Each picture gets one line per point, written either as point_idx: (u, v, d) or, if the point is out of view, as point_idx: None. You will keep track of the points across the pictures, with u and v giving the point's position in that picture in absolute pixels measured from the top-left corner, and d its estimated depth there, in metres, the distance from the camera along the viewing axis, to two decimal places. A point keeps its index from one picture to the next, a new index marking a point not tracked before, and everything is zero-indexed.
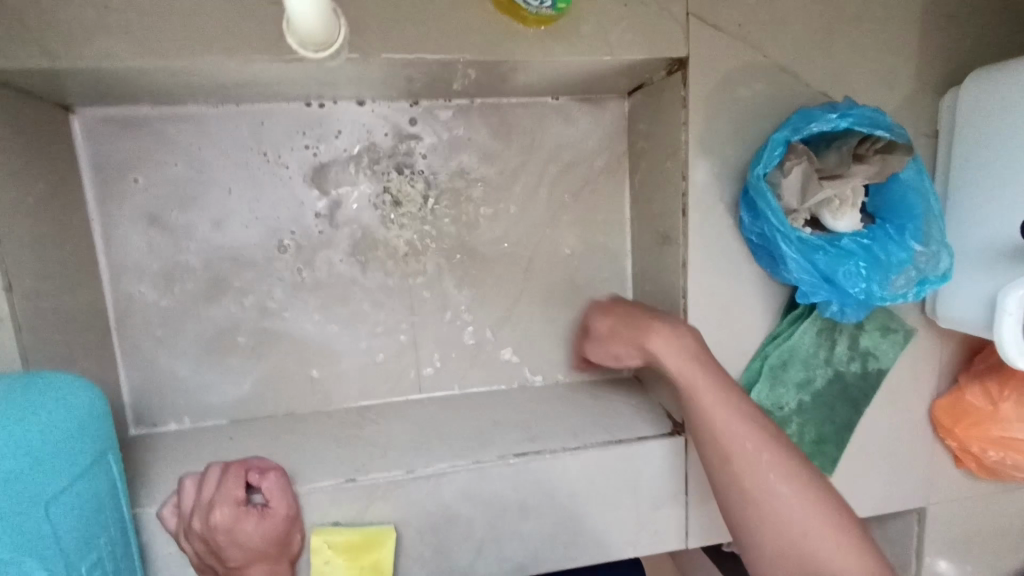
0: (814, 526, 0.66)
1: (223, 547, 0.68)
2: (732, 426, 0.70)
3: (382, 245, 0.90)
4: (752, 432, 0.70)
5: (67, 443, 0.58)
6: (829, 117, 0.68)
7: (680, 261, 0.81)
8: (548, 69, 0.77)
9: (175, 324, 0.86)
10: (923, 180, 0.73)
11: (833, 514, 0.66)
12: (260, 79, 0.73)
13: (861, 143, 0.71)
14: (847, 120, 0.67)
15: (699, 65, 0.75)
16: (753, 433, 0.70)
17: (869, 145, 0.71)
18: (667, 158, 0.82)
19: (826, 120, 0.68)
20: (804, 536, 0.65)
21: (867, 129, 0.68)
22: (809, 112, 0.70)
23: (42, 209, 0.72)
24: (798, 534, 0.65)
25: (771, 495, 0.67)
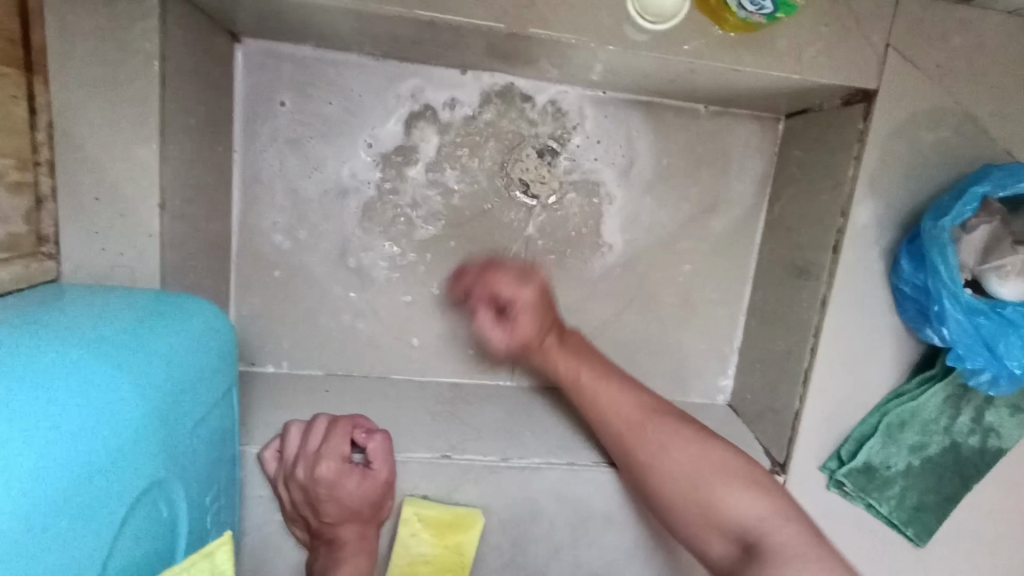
0: (700, 476, 0.67)
1: (321, 501, 0.67)
2: (612, 405, 0.73)
3: (505, 226, 0.88)
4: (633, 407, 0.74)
5: (199, 376, 0.57)
6: None
7: (818, 298, 0.78)
8: (723, 78, 0.74)
9: (291, 268, 0.85)
10: None
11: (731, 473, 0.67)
12: (435, 39, 0.72)
13: None
14: None
15: (886, 101, 0.71)
16: (624, 407, 0.73)
17: None
18: (824, 191, 0.79)
19: None
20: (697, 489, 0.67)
21: None
22: (1017, 170, 0.65)
23: (200, 131, 0.72)
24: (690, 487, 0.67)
25: (656, 463, 0.70)
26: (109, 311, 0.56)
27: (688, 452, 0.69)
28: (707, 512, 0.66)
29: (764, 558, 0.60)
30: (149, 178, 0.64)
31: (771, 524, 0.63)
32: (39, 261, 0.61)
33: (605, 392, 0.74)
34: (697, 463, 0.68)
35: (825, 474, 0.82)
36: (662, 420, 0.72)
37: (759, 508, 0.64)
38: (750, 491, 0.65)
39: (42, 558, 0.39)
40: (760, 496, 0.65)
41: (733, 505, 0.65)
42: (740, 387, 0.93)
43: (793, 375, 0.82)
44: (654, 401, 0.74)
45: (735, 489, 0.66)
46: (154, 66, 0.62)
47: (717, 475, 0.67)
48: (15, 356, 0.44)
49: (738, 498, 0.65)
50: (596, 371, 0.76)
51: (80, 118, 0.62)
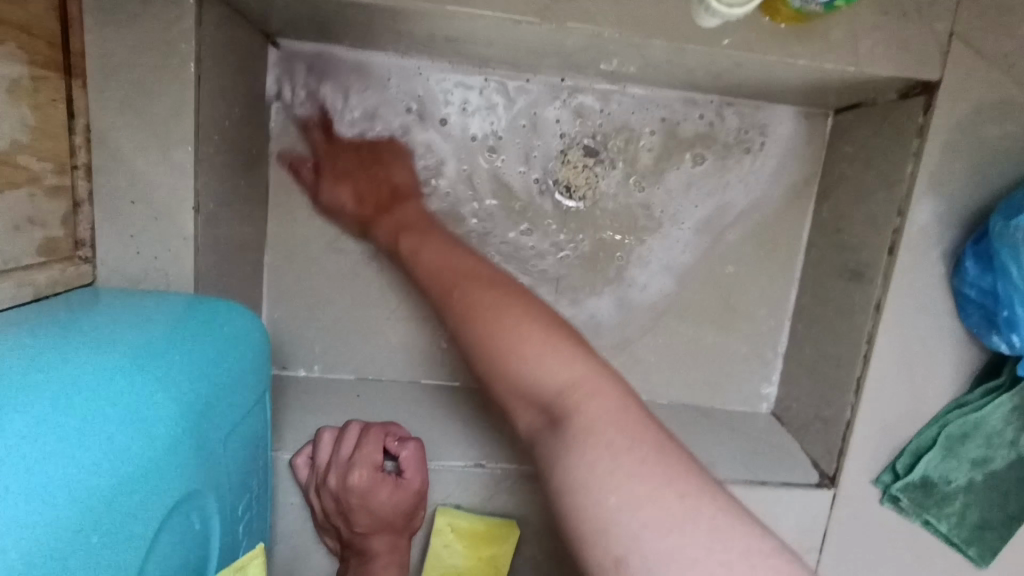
0: (534, 340, 0.56)
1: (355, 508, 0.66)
2: (437, 263, 0.67)
3: (539, 227, 0.86)
4: (474, 259, 0.67)
5: (235, 383, 0.56)
6: None
7: (872, 302, 0.74)
8: (770, 71, 0.70)
9: (324, 271, 0.85)
10: None
11: (557, 335, 0.56)
12: (471, 36, 0.70)
13: None
14: None
15: (949, 94, 0.67)
16: (450, 267, 0.66)
17: None
18: (879, 189, 0.74)
19: None
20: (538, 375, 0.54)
21: None
22: None
23: (235, 134, 0.71)
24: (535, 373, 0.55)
25: (493, 337, 0.57)
26: (148, 315, 0.56)
27: (517, 315, 0.58)
28: (524, 374, 0.55)
29: (568, 434, 0.52)
30: (185, 181, 0.63)
31: (585, 394, 0.52)
32: (76, 264, 0.61)
33: (425, 255, 0.69)
34: (521, 320, 0.57)
35: (879, 489, 0.78)
36: (524, 295, 0.61)
37: (569, 373, 0.54)
38: (570, 358, 0.55)
39: (78, 571, 0.38)
40: (546, 346, 0.55)
41: (542, 366, 0.54)
42: (785, 395, 0.89)
43: (844, 384, 0.78)
44: (497, 274, 0.64)
45: (540, 348, 0.55)
46: (190, 68, 0.61)
47: (535, 337, 0.56)
48: (56, 367, 0.44)
49: (540, 360, 0.55)
50: (414, 239, 0.72)
51: (118, 121, 0.62)
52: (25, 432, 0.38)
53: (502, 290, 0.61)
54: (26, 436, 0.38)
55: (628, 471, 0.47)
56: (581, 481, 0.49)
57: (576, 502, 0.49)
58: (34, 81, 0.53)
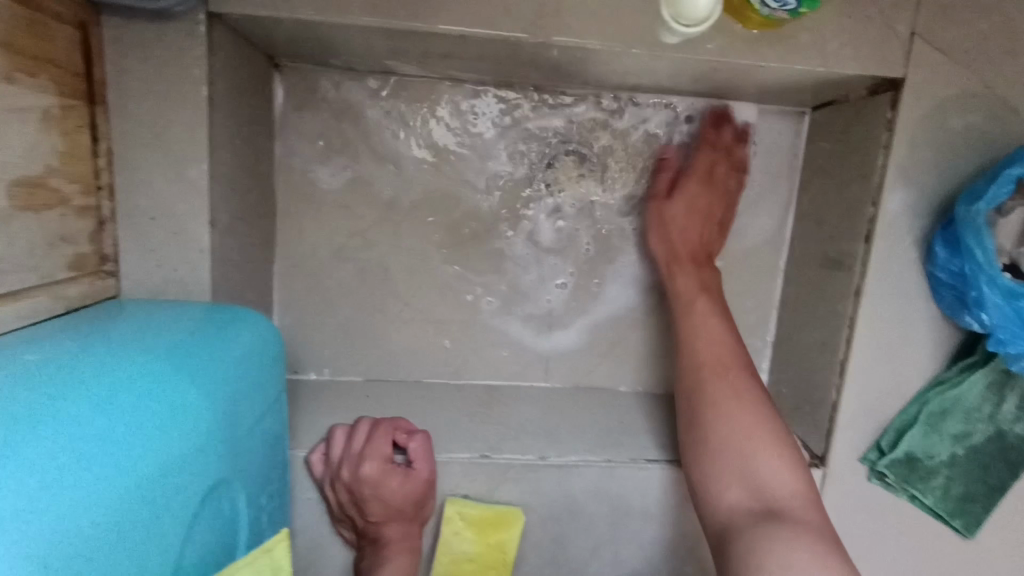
0: (762, 438, 0.71)
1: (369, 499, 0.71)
2: (708, 337, 0.79)
3: (534, 229, 0.91)
4: (725, 337, 0.79)
5: (252, 384, 0.60)
6: None
7: (851, 288, 0.78)
8: (746, 75, 0.75)
9: (331, 278, 0.89)
10: None
11: (783, 434, 0.72)
12: (464, 52, 0.74)
13: None
14: None
15: (914, 89, 0.71)
16: (721, 346, 0.79)
17: None
18: (853, 181, 0.79)
19: None
20: (748, 438, 0.71)
21: None
22: None
23: (243, 151, 0.75)
24: (743, 436, 0.71)
25: (748, 429, 0.71)
26: (169, 323, 0.60)
27: (750, 419, 0.73)
28: (744, 469, 0.69)
29: (779, 522, 0.63)
30: (201, 198, 0.68)
31: (794, 503, 0.66)
32: (102, 278, 0.65)
33: (705, 326, 0.80)
34: (754, 425, 0.72)
35: (865, 466, 0.82)
36: (736, 366, 0.77)
37: (789, 487, 0.67)
38: (792, 470, 0.69)
39: (121, 552, 0.43)
40: (773, 450, 0.70)
41: (770, 474, 0.69)
42: (775, 380, 0.93)
43: (828, 367, 0.82)
44: (732, 340, 0.79)
45: (764, 455, 0.70)
46: (203, 92, 0.65)
47: (767, 442, 0.71)
48: (95, 367, 0.48)
49: (767, 464, 0.69)
50: (697, 313, 0.81)
51: (137, 143, 0.66)
52: (79, 427, 0.42)
53: (744, 380, 0.76)
54: (79, 431, 0.42)
55: (799, 548, 0.60)
56: (764, 550, 0.61)
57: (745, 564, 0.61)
58: (62, 110, 0.58)
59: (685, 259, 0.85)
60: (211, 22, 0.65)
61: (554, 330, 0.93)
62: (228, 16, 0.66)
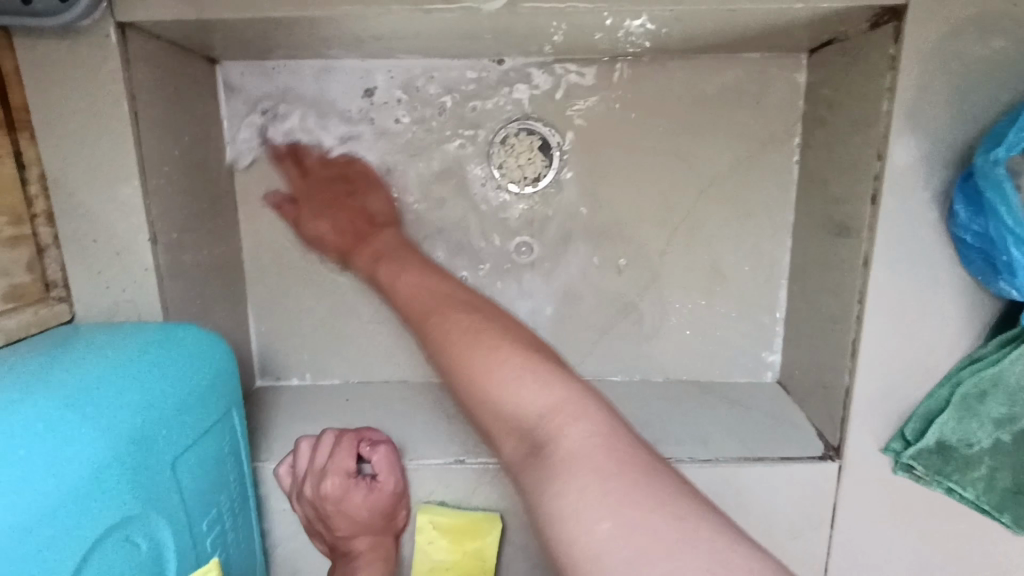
0: (552, 400, 0.54)
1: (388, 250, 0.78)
2: (478, 370, 0.59)
3: (506, 213, 0.84)
4: (473, 321, 0.65)
5: (188, 406, 0.58)
6: None
7: (860, 258, 0.67)
8: (715, 21, 0.65)
9: (303, 281, 0.87)
10: None
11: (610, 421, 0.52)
12: (395, 32, 0.68)
13: None
14: None
15: (919, 15, 0.59)
16: (467, 321, 0.65)
17: None
18: (857, 133, 0.67)
19: None
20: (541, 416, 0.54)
21: None
22: None
23: (186, 161, 0.73)
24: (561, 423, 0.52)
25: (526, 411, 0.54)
26: (99, 351, 0.58)
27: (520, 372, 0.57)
28: (528, 430, 0.54)
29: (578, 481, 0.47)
30: (135, 216, 0.66)
31: (561, 422, 0.52)
32: (49, 305, 0.65)
33: (454, 329, 0.64)
34: (517, 369, 0.57)
35: (890, 457, 0.72)
36: (514, 335, 0.62)
37: (546, 402, 0.54)
38: (545, 384, 0.55)
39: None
40: (528, 374, 0.57)
41: (556, 425, 0.52)
42: (788, 362, 0.84)
43: (840, 349, 0.72)
44: (496, 327, 0.63)
45: (521, 381, 0.56)
46: (124, 107, 0.63)
47: (495, 355, 0.59)
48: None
49: (520, 389, 0.56)
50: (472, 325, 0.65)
51: (67, 167, 0.65)
52: None
53: (523, 346, 0.60)
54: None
55: (601, 494, 0.46)
56: (569, 506, 0.46)
57: (559, 522, 0.46)
58: None
59: (440, 297, 0.70)
60: (122, 32, 0.62)
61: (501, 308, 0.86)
62: (138, 23, 0.63)
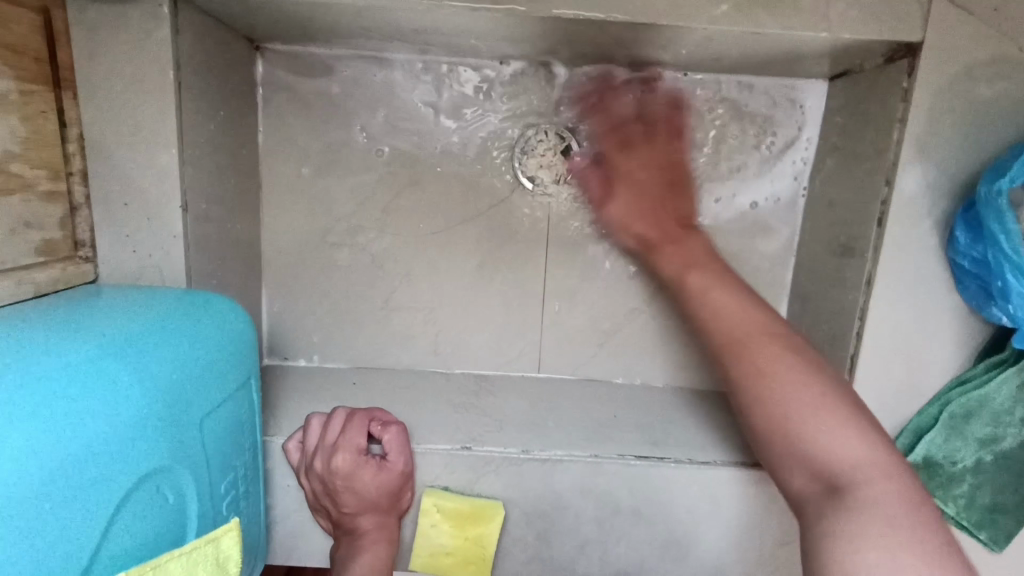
0: (801, 401, 0.56)
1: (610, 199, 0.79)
2: (729, 311, 0.65)
3: (525, 212, 0.87)
4: (751, 313, 0.65)
5: (215, 369, 0.59)
6: None
7: (863, 277, 0.71)
8: (745, 43, 0.69)
9: (319, 264, 0.88)
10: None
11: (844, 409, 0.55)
12: (440, 27, 0.71)
13: None
14: None
15: (932, 54, 0.64)
16: (748, 319, 0.64)
17: None
18: (867, 160, 0.72)
19: None
20: (787, 418, 0.56)
21: None
22: None
23: (220, 135, 0.74)
24: (782, 416, 0.57)
25: (787, 419, 0.56)
26: (131, 308, 0.59)
27: (794, 374, 0.58)
28: (800, 445, 0.55)
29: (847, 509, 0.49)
30: (168, 184, 0.67)
31: (868, 474, 0.51)
32: (76, 264, 0.65)
33: (715, 300, 0.67)
34: (772, 363, 0.60)
35: None
36: (771, 338, 0.62)
37: (860, 455, 0.52)
38: (850, 432, 0.53)
39: (29, 540, 0.40)
40: (821, 405, 0.55)
41: (824, 440, 0.54)
42: None
43: (837, 363, 0.75)
44: (764, 322, 0.63)
45: (824, 422, 0.54)
46: (170, 75, 0.64)
47: (808, 398, 0.56)
48: (19, 352, 0.46)
49: (828, 436, 0.54)
50: (704, 279, 0.69)
51: (107, 129, 0.66)
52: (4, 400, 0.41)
53: (787, 344, 0.61)
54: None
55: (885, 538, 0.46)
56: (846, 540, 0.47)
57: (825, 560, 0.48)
58: (23, 95, 0.58)
59: (672, 238, 0.74)
60: (175, 3, 0.64)
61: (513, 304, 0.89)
62: None
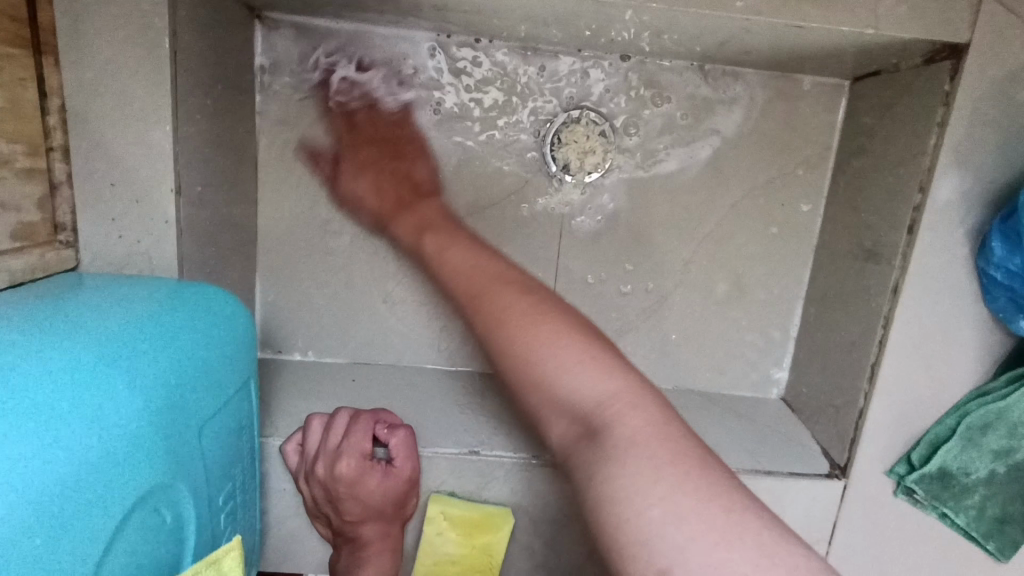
0: (596, 393, 0.48)
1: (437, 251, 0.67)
2: (464, 269, 0.62)
3: (537, 204, 0.83)
4: (537, 301, 0.55)
5: (214, 370, 0.54)
6: None
7: (889, 284, 0.69)
8: (782, 35, 0.65)
9: (317, 253, 0.83)
10: None
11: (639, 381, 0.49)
12: (461, 5, 0.66)
13: None
14: None
15: (977, 57, 0.62)
16: (541, 298, 0.56)
17: None
18: (899, 164, 0.69)
19: None
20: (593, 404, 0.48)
21: None
22: None
23: (217, 111, 0.69)
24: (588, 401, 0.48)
25: (614, 425, 0.46)
26: (120, 301, 0.54)
27: (553, 327, 0.52)
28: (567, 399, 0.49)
29: (610, 451, 0.45)
30: (160, 164, 0.61)
31: (619, 408, 0.47)
32: (56, 249, 0.59)
33: (506, 304, 0.55)
34: (556, 332, 0.52)
35: (892, 480, 0.74)
36: (556, 314, 0.54)
37: (634, 413, 0.47)
38: (609, 369, 0.50)
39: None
40: (598, 367, 0.49)
41: (591, 383, 0.49)
42: (796, 380, 0.86)
43: (857, 371, 0.74)
44: (532, 282, 0.58)
45: (565, 346, 0.51)
46: (166, 44, 0.58)
47: (557, 333, 0.52)
48: (4, 356, 0.41)
49: (576, 376, 0.49)
50: (452, 246, 0.67)
51: (92, 101, 0.59)
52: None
53: (573, 328, 0.52)
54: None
55: (675, 492, 0.42)
56: (620, 491, 0.43)
57: (605, 521, 0.43)
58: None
59: (405, 205, 0.75)
60: None
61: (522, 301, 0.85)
62: None
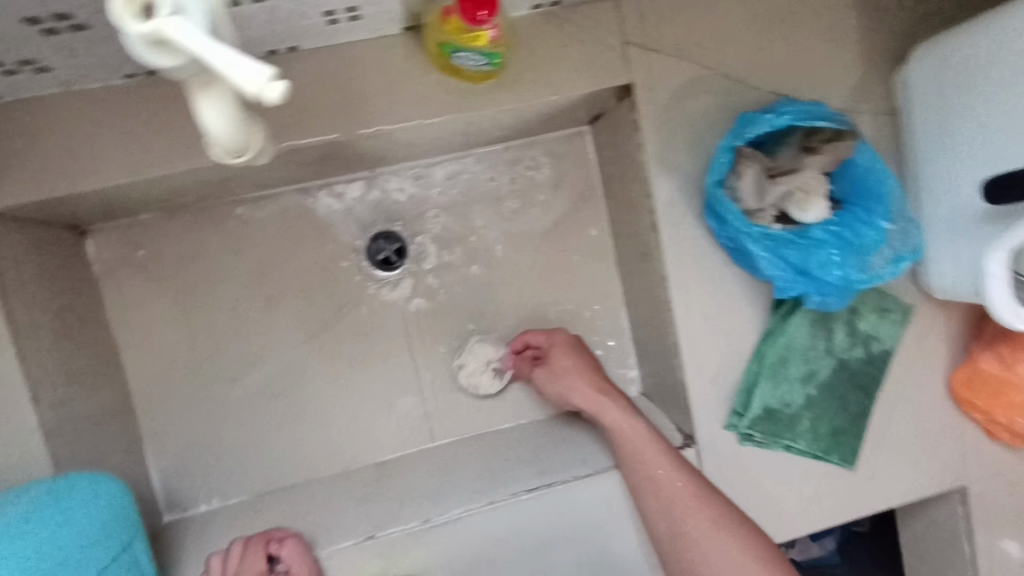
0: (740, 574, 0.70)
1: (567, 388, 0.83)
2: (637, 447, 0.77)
3: (375, 302, 0.94)
4: (662, 453, 0.77)
5: (89, 541, 0.61)
6: (765, 118, 0.70)
7: (661, 274, 0.82)
8: (503, 115, 0.80)
9: (196, 408, 0.91)
10: (879, 159, 0.74)
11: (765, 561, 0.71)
12: (241, 172, 0.79)
13: (807, 136, 0.75)
14: (784, 118, 0.69)
15: (644, 87, 0.77)
16: (655, 450, 0.77)
17: (815, 137, 0.74)
18: (634, 179, 0.84)
19: (764, 121, 0.70)
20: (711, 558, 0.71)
21: (803, 122, 0.70)
22: (748, 116, 0.71)
23: (60, 321, 0.78)
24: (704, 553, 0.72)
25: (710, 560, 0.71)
26: None
27: (696, 509, 0.73)
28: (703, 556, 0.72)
29: None
30: None
31: None
32: None
33: (637, 454, 0.77)
34: (683, 496, 0.74)
35: (733, 431, 0.84)
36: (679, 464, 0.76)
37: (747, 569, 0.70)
38: (743, 551, 0.71)
39: None
40: (720, 535, 0.72)
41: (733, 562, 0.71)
42: (645, 374, 0.97)
43: (671, 352, 0.85)
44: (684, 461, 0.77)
45: (688, 514, 0.73)
46: None
47: (660, 476, 0.75)
48: None
49: (681, 510, 0.73)
50: (590, 398, 0.82)
51: None
52: None
53: (693, 491, 0.74)
54: None
55: None
56: None
57: None
58: None
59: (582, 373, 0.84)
60: None
61: (391, 386, 0.95)
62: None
